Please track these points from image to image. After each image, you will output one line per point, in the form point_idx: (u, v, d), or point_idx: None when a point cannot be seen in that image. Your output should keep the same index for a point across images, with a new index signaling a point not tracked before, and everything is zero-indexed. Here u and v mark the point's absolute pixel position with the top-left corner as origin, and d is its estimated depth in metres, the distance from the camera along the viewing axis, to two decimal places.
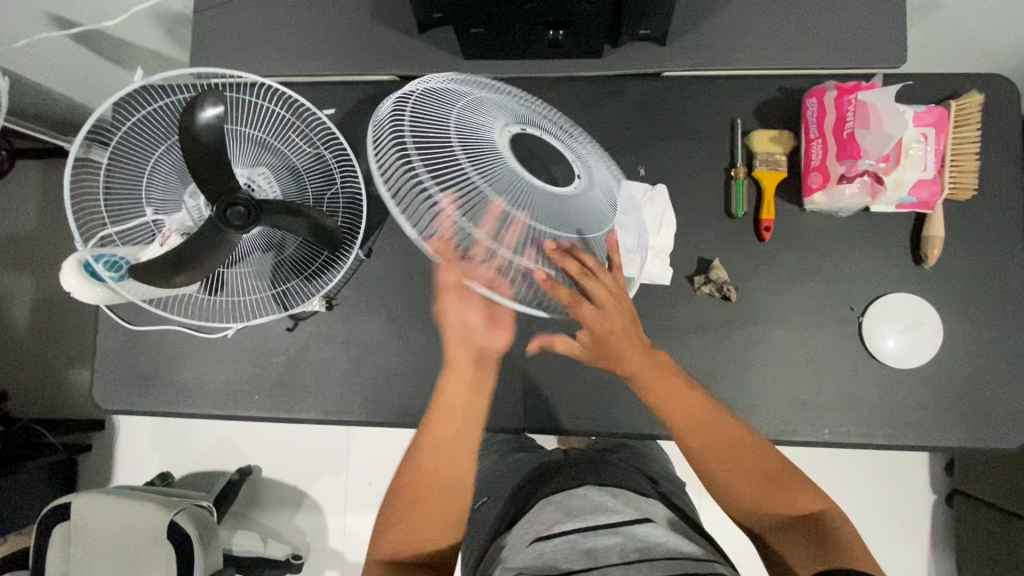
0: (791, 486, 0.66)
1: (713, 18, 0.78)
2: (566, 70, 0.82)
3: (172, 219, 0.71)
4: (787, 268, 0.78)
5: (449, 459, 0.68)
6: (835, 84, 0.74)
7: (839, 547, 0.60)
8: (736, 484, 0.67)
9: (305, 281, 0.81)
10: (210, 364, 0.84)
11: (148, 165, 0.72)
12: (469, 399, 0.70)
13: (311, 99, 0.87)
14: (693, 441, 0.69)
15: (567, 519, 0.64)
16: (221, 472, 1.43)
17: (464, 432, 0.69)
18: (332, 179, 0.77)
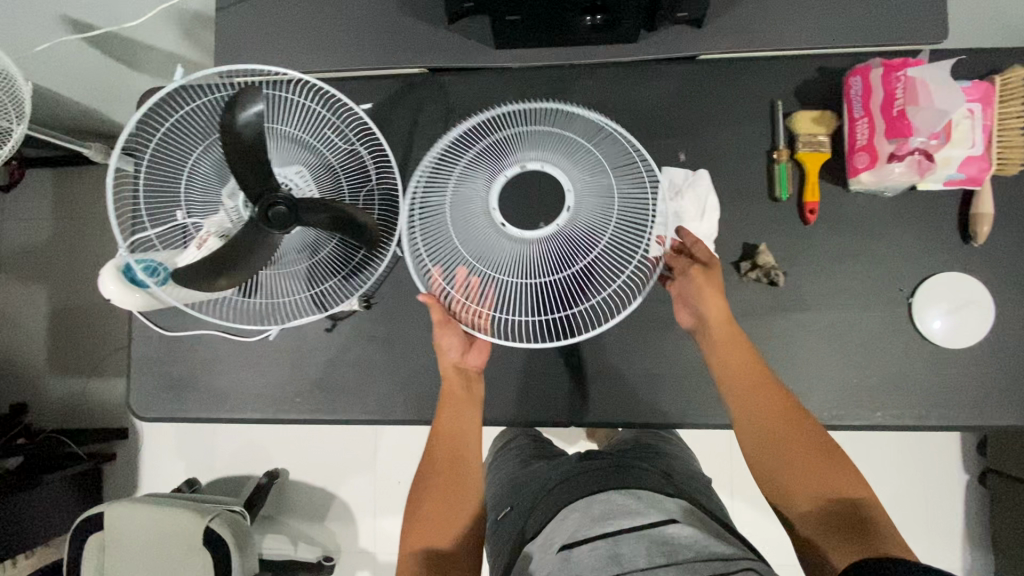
0: (837, 471, 0.64)
1: None
2: (600, 56, 0.80)
3: (210, 221, 0.69)
4: (833, 250, 0.77)
5: (458, 480, 0.73)
6: (880, 60, 0.72)
7: (879, 536, 0.60)
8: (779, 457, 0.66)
9: (343, 279, 0.79)
10: (249, 367, 0.83)
11: (186, 166, 0.71)
12: (466, 422, 0.76)
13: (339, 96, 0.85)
14: (747, 406, 0.69)
15: (590, 523, 0.62)
16: (248, 476, 1.42)
17: (465, 455, 0.75)
18: (369, 176, 0.76)
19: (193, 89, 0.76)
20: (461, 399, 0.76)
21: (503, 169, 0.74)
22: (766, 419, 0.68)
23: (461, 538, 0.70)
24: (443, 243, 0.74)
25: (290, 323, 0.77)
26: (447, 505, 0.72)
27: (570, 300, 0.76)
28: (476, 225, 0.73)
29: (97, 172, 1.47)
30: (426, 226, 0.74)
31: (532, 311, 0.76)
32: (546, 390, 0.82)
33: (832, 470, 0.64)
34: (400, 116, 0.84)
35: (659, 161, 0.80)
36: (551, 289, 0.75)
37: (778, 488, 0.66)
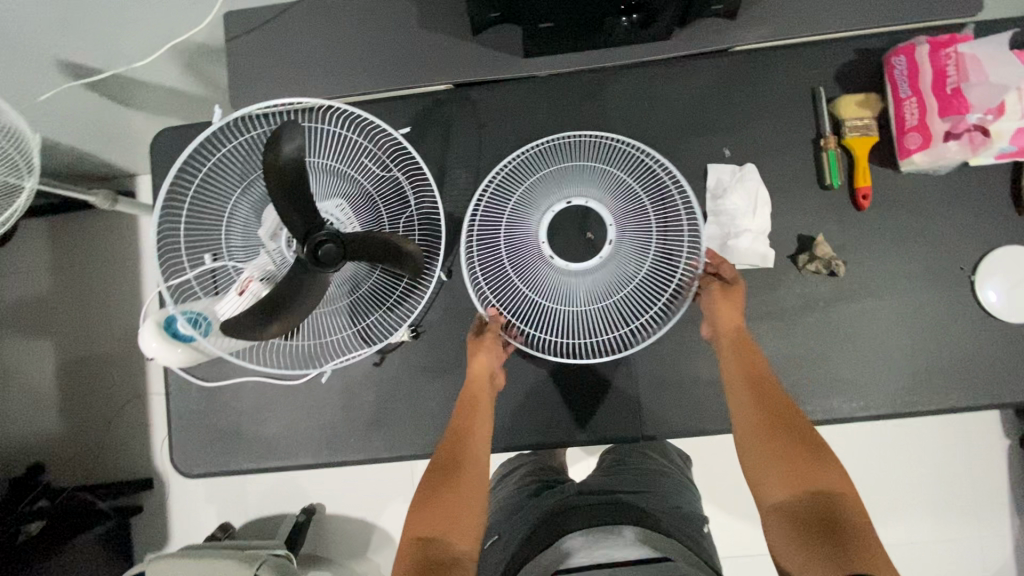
0: (822, 464, 0.60)
1: None
2: (632, 57, 0.78)
3: (252, 265, 0.65)
4: (889, 235, 0.75)
5: (468, 485, 0.64)
6: (925, 39, 0.71)
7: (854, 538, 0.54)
8: (763, 447, 0.63)
9: (388, 311, 0.76)
10: (297, 411, 0.79)
11: (225, 212, 0.67)
12: (479, 429, 0.69)
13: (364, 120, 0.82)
14: (741, 396, 0.67)
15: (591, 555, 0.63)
16: (282, 516, 1.37)
17: (473, 460, 0.66)
18: (407, 203, 0.74)
19: (231, 127, 0.73)
20: (477, 408, 0.70)
21: (550, 205, 0.73)
22: (759, 425, 0.64)
23: (465, 545, 0.60)
24: (497, 268, 0.74)
25: (338, 362, 0.73)
26: (450, 510, 0.62)
27: (610, 329, 0.73)
28: (525, 253, 0.73)
29: (96, 217, 1.41)
30: (480, 253, 0.74)
31: (580, 334, 0.73)
32: None
33: (817, 463, 0.60)
34: (430, 136, 0.81)
35: (703, 158, 0.78)
36: (592, 320, 0.73)
37: (759, 498, 0.61)
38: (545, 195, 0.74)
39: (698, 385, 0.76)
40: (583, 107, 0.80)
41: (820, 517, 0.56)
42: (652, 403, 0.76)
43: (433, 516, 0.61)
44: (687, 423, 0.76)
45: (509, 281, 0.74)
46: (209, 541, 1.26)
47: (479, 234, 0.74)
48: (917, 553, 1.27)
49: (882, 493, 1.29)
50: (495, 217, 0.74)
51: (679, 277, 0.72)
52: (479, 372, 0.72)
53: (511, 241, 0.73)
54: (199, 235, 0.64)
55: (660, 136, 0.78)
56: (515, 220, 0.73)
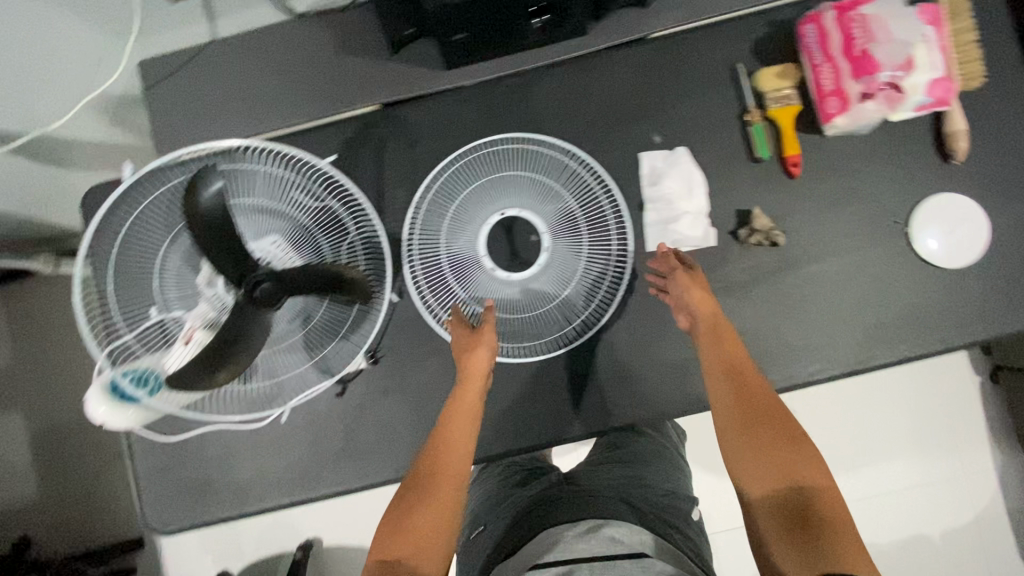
0: (800, 460, 0.61)
1: None
2: (550, 57, 0.79)
3: (192, 314, 0.64)
4: (823, 200, 0.76)
5: (440, 506, 0.62)
6: (828, 5, 0.73)
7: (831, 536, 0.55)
8: (745, 441, 0.63)
9: (342, 340, 0.75)
10: (266, 452, 0.78)
11: (156, 265, 0.66)
12: (457, 444, 0.66)
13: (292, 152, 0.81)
14: (723, 388, 0.66)
15: (572, 551, 0.63)
16: (280, 556, 1.35)
17: (449, 477, 0.65)
18: (346, 229, 0.73)
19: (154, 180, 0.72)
20: (459, 419, 0.67)
21: (485, 218, 0.77)
22: (738, 417, 0.65)
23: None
24: (440, 281, 0.76)
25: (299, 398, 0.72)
26: (417, 536, 0.60)
27: (556, 328, 0.76)
28: (466, 266, 0.76)
29: (47, 280, 1.37)
30: (421, 269, 0.76)
31: (527, 337, 0.76)
32: None
33: (797, 460, 0.61)
34: (363, 157, 0.80)
35: (635, 146, 0.78)
36: (537, 322, 0.76)
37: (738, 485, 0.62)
38: (481, 209, 0.77)
39: (663, 373, 0.75)
40: (511, 111, 0.79)
41: (798, 513, 0.57)
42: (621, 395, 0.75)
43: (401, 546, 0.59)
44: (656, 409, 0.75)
45: (453, 293, 0.76)
46: None
47: (420, 250, 0.77)
48: (907, 500, 1.29)
49: (866, 446, 1.31)
50: (434, 232, 0.77)
51: (612, 269, 0.76)
52: (466, 381, 0.69)
53: (452, 255, 0.76)
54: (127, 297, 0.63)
55: (589, 129, 0.79)
56: (453, 235, 0.76)
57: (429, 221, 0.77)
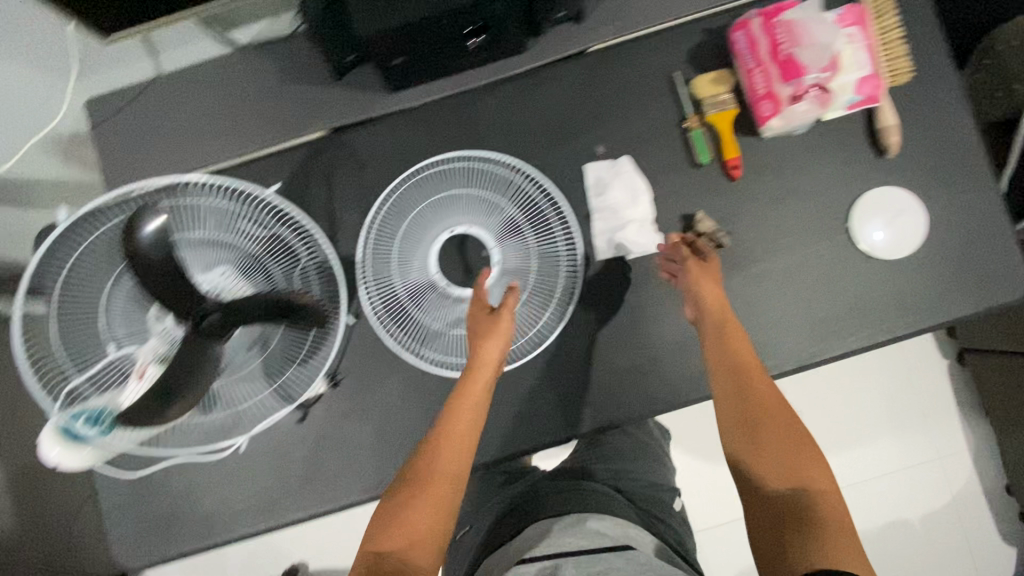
0: (805, 461, 0.62)
1: None
2: (492, 74, 0.80)
3: (143, 349, 0.64)
4: (765, 200, 0.78)
5: (438, 503, 0.62)
6: (755, 12, 0.75)
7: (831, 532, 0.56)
8: (751, 440, 0.65)
9: (301, 365, 0.74)
10: (231, 481, 0.79)
11: (102, 303, 0.66)
12: (461, 440, 0.67)
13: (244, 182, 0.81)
14: (728, 383, 0.68)
15: (558, 546, 0.63)
16: None
17: (450, 469, 0.65)
18: (297, 256, 0.73)
19: None
20: (463, 415, 0.67)
21: (435, 235, 0.77)
22: (743, 414, 0.67)
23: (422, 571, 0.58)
24: (391, 301, 0.75)
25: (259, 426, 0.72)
26: (411, 530, 0.60)
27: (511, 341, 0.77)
28: (418, 285, 0.76)
29: None
30: (374, 289, 0.76)
31: None
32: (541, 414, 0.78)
33: (801, 460, 0.62)
34: (313, 183, 0.81)
35: (579, 158, 0.80)
36: None
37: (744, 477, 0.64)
38: (431, 227, 0.77)
39: (619, 378, 0.76)
40: (457, 130, 0.81)
41: (801, 509, 0.58)
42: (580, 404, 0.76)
43: (395, 540, 0.59)
44: (615, 415, 0.76)
45: (407, 311, 0.75)
46: None
47: (371, 271, 0.76)
48: (884, 485, 1.31)
49: (840, 434, 1.33)
50: (384, 252, 0.76)
51: (563, 279, 0.77)
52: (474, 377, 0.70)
53: (404, 274, 0.76)
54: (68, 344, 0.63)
55: (534, 144, 0.80)
56: (404, 254, 0.76)
57: (378, 242, 0.76)
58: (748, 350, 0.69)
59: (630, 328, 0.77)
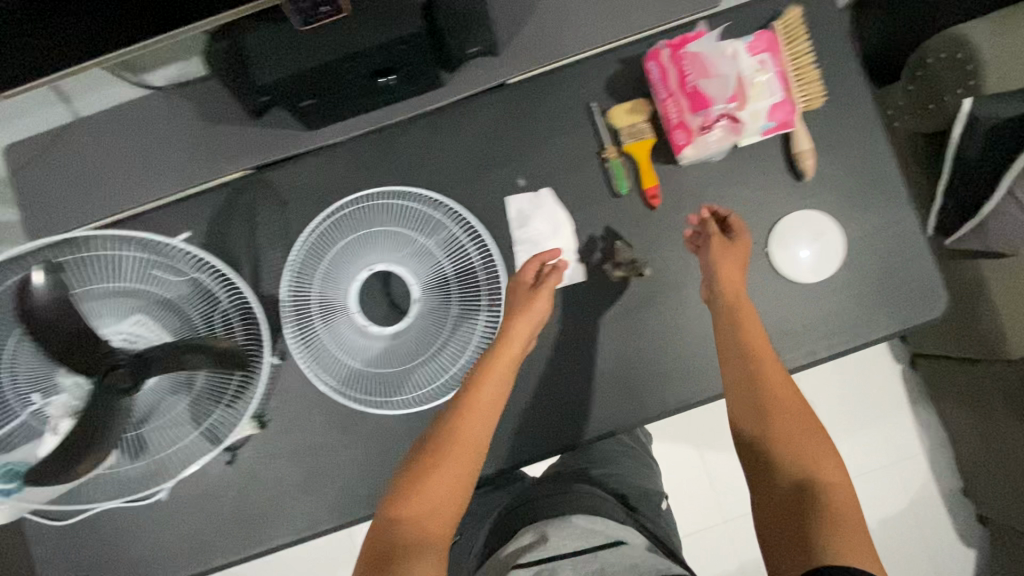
0: (822, 456, 0.62)
1: (532, 19, 0.79)
2: (411, 110, 0.80)
3: (54, 405, 0.66)
4: (684, 229, 0.79)
5: (449, 485, 0.63)
6: (664, 42, 0.76)
7: (835, 529, 0.56)
8: (770, 424, 0.64)
9: (225, 407, 0.71)
10: (158, 530, 0.78)
11: (8, 362, 0.66)
12: (485, 417, 0.67)
13: (162, 225, 0.81)
14: (754, 364, 0.67)
15: (550, 547, 0.62)
16: None
17: (473, 445, 0.66)
18: (216, 300, 0.72)
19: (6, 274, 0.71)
20: (490, 386, 0.67)
21: (353, 275, 0.76)
22: (771, 391, 0.66)
23: (427, 555, 0.58)
24: (313, 341, 0.73)
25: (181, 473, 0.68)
26: (428, 506, 0.61)
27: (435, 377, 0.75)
28: (337, 325, 0.74)
29: None
30: (292, 329, 0.73)
31: (408, 390, 0.75)
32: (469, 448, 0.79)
33: (818, 453, 0.62)
34: (234, 225, 0.81)
35: (500, 191, 0.80)
36: (418, 374, 0.74)
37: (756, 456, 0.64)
38: (347, 266, 0.76)
39: (543, 409, 0.77)
40: (377, 167, 0.81)
41: (806, 498, 0.58)
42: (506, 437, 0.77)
43: (410, 514, 0.61)
44: (541, 447, 0.77)
45: (329, 351, 0.73)
46: None
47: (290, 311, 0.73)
48: None
49: None
50: (301, 292, 0.74)
51: (487, 310, 0.76)
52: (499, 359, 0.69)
53: (325, 312, 0.74)
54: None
55: (455, 179, 0.81)
56: (321, 292, 0.74)
57: (295, 280, 0.74)
58: (764, 337, 0.69)
59: (551, 359, 0.78)
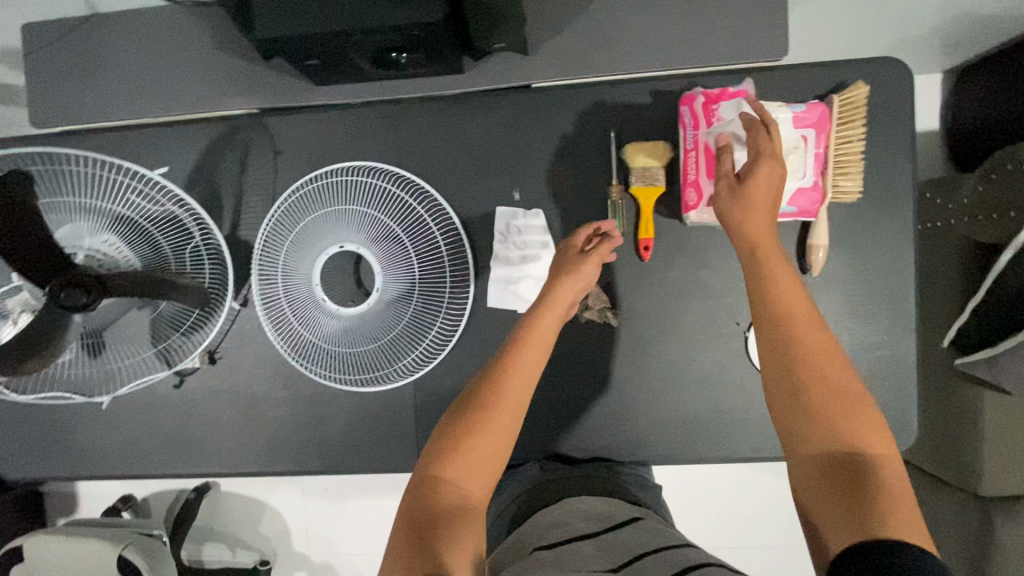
0: (855, 414, 0.54)
1: (803, 83, 0.78)
2: (651, 134, 0.81)
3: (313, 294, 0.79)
4: (876, 347, 0.79)
5: (806, 356, 0.56)
6: (823, 109, 0.75)
7: (875, 515, 0.48)
8: (812, 381, 0.55)
9: (420, 357, 0.82)
10: (287, 420, 0.87)
11: (280, 258, 0.80)
12: (786, 283, 0.61)
13: (374, 147, 0.84)
14: (782, 310, 0.59)
15: (568, 532, 0.63)
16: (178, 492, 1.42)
17: (781, 318, 0.59)
18: (442, 265, 0.81)
19: (272, 167, 0.85)
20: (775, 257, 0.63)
21: (550, 253, 0.82)
22: (784, 350, 0.57)
23: (806, 452, 0.54)
24: (506, 297, 0.82)
25: (377, 386, 0.81)
26: (473, 454, 0.60)
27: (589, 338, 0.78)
28: (527, 288, 0.82)
29: None
30: (494, 279, 0.82)
31: (572, 367, 0.83)
32: (580, 457, 0.83)
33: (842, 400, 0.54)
34: (445, 179, 0.84)
35: (704, 240, 0.81)
36: (580, 360, 0.83)
37: (797, 438, 0.55)
38: (548, 245, 0.82)
39: (661, 446, 0.82)
40: (597, 176, 0.81)
41: (844, 475, 0.52)
42: (616, 457, 0.83)
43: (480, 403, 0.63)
44: (646, 489, 0.79)
45: (518, 307, 0.82)
46: (109, 513, 1.31)
47: (494, 265, 0.82)
48: None
49: None
50: (508, 256, 0.82)
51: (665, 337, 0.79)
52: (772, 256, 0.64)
53: (520, 272, 0.82)
54: (255, 289, 0.78)
55: (666, 214, 0.81)
56: (525, 259, 0.82)
57: (504, 244, 0.82)
58: (794, 285, 0.61)
59: (684, 405, 0.82)
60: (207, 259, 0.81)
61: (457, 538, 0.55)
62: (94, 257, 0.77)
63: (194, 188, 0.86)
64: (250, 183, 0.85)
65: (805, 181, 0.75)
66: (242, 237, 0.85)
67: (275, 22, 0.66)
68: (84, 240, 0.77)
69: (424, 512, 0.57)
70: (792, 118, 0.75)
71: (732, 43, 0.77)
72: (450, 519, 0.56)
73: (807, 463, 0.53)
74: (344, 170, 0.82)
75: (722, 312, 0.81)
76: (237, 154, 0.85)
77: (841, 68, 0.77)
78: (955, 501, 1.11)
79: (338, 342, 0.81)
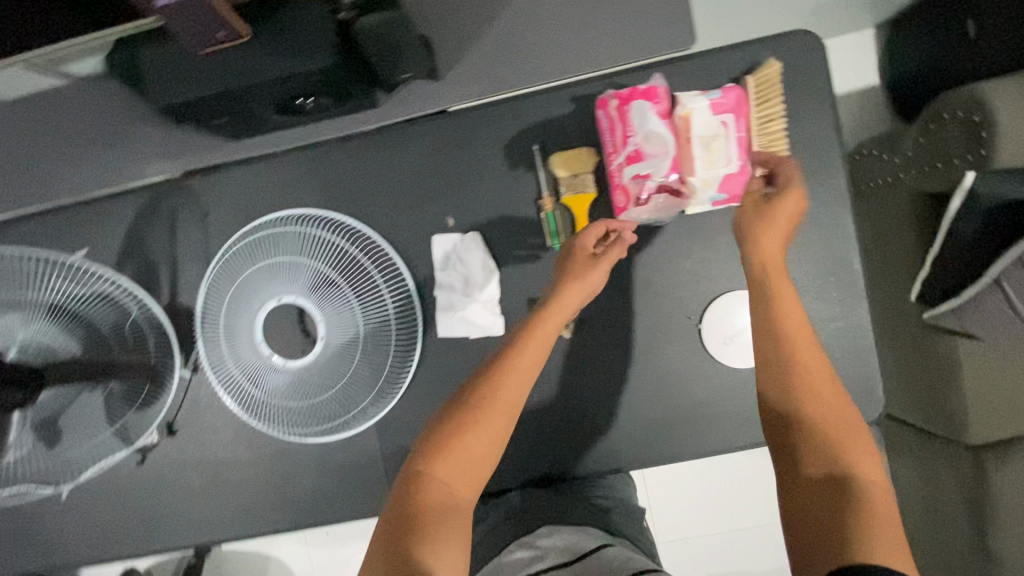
0: (851, 438, 0.56)
1: (717, 69, 0.77)
2: (574, 140, 0.80)
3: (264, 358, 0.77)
4: (832, 319, 0.78)
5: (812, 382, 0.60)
6: (738, 93, 0.72)
7: (856, 536, 0.48)
8: (811, 405, 0.59)
9: (375, 398, 0.80)
10: (256, 480, 0.85)
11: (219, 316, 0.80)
12: (787, 303, 0.65)
13: (302, 194, 0.83)
14: (785, 328, 0.63)
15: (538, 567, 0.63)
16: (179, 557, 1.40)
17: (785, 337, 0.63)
18: (384, 302, 0.80)
19: (204, 229, 0.84)
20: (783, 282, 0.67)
21: (493, 273, 0.80)
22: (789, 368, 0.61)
23: (806, 470, 0.56)
24: (454, 324, 0.81)
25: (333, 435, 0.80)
26: (461, 458, 0.60)
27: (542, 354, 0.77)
28: (474, 312, 0.81)
29: None
30: (440, 307, 0.81)
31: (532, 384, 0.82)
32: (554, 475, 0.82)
33: (842, 424, 0.57)
34: (377, 215, 0.83)
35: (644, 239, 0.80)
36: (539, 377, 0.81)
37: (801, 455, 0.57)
38: (491, 265, 0.80)
39: (632, 451, 0.80)
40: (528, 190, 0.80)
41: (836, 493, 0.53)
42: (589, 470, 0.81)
43: (475, 403, 0.62)
44: None
45: (467, 332, 0.81)
46: None
47: (438, 292, 0.81)
48: None
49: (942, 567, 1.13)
50: (451, 281, 0.81)
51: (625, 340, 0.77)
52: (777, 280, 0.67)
53: (466, 296, 0.81)
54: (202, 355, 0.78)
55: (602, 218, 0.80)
56: (469, 283, 0.81)
57: (446, 270, 0.81)
58: (795, 307, 0.64)
59: (650, 407, 0.80)
60: (148, 331, 0.82)
61: (439, 539, 0.55)
62: (35, 347, 0.81)
63: (129, 262, 0.85)
64: (183, 248, 0.84)
65: (732, 168, 0.73)
66: (182, 303, 0.84)
67: (168, 89, 0.65)
68: (18, 332, 0.81)
69: (409, 511, 0.57)
70: (708, 106, 0.72)
71: (640, 39, 0.77)
72: (433, 519, 0.56)
73: (803, 481, 0.55)
74: (274, 221, 0.82)
75: (673, 308, 0.80)
76: (167, 221, 0.84)
77: (752, 48, 0.77)
78: (946, 454, 1.10)
79: (291, 395, 0.79)
